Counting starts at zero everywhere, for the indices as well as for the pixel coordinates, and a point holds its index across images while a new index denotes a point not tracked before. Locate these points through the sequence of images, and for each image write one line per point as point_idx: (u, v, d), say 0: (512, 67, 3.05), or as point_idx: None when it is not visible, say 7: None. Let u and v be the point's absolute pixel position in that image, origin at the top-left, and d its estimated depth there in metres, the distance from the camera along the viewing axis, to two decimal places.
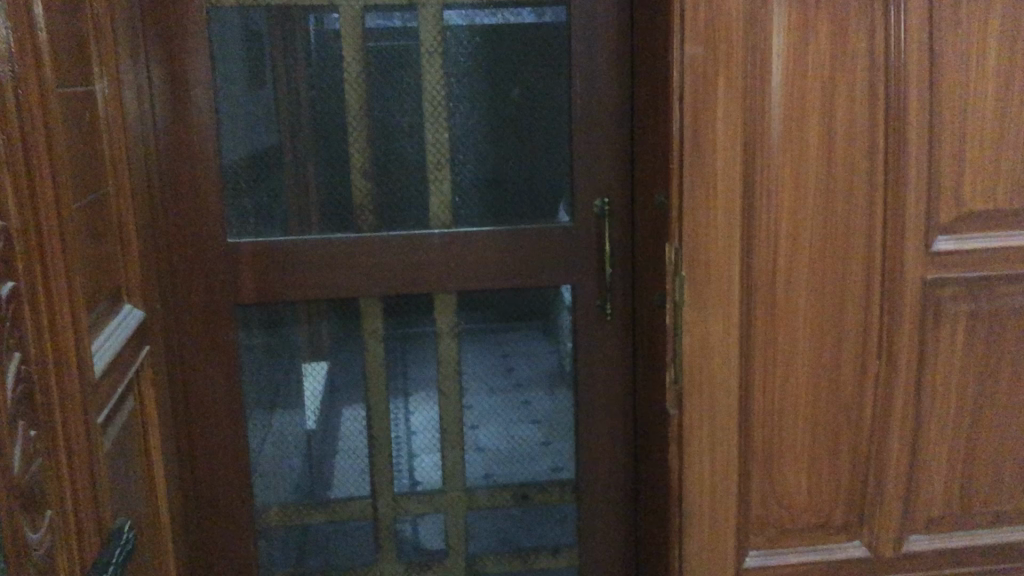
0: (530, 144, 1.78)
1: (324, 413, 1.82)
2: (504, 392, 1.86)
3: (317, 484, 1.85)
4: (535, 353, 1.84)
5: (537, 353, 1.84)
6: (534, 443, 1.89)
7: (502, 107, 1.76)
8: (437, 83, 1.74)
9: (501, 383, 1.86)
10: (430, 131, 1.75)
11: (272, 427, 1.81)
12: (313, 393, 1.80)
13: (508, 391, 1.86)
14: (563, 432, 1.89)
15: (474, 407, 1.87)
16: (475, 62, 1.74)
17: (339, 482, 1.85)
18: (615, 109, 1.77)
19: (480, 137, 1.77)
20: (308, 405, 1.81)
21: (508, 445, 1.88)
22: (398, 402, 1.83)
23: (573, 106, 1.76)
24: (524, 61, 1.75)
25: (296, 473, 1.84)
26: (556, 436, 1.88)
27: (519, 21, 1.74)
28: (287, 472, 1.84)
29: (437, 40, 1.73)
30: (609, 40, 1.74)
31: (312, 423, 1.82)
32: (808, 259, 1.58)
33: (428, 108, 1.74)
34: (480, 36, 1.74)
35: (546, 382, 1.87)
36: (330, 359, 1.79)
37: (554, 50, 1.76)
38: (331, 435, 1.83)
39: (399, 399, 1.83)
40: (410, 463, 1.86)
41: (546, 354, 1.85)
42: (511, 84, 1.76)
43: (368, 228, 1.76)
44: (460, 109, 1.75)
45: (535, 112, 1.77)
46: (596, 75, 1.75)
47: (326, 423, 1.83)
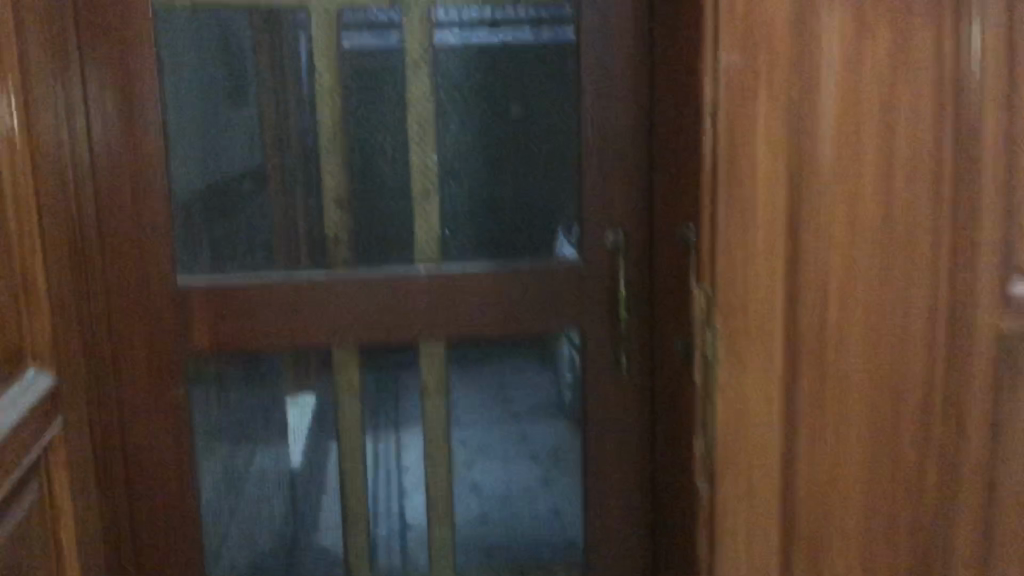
0: (531, 169, 1.54)
1: (311, 452, 1.56)
2: (507, 447, 1.60)
3: (298, 539, 1.58)
4: (541, 402, 1.60)
5: (543, 403, 1.60)
6: (540, 507, 1.63)
7: (500, 127, 1.52)
8: (424, 98, 1.49)
9: (504, 437, 1.60)
10: (415, 153, 1.50)
11: (252, 466, 1.55)
12: (299, 427, 1.55)
13: (512, 446, 1.60)
14: (572, 500, 1.62)
15: (473, 464, 1.60)
16: (468, 75, 1.50)
17: (324, 535, 1.58)
18: (632, 127, 1.52)
19: (473, 159, 1.52)
20: (293, 439, 1.55)
21: (510, 510, 1.62)
22: (388, 448, 1.57)
23: (582, 125, 1.52)
24: (525, 74, 1.51)
25: (267, 542, 1.58)
26: (565, 501, 1.62)
27: (520, 27, 1.50)
28: (255, 540, 1.57)
29: (424, 49, 1.48)
30: (626, 48, 1.50)
31: (298, 460, 1.56)
32: (865, 308, 1.33)
33: (413, 128, 1.50)
34: (475, 44, 1.49)
35: (551, 443, 1.61)
36: (319, 392, 1.54)
37: (561, 60, 1.52)
38: (317, 479, 1.56)
39: (389, 434, 1.57)
40: (404, 518, 1.60)
41: (552, 407, 1.60)
42: (510, 101, 1.52)
43: (344, 265, 1.51)
44: (450, 129, 1.51)
45: (538, 132, 1.53)
46: (610, 88, 1.51)
47: (312, 464, 1.56)
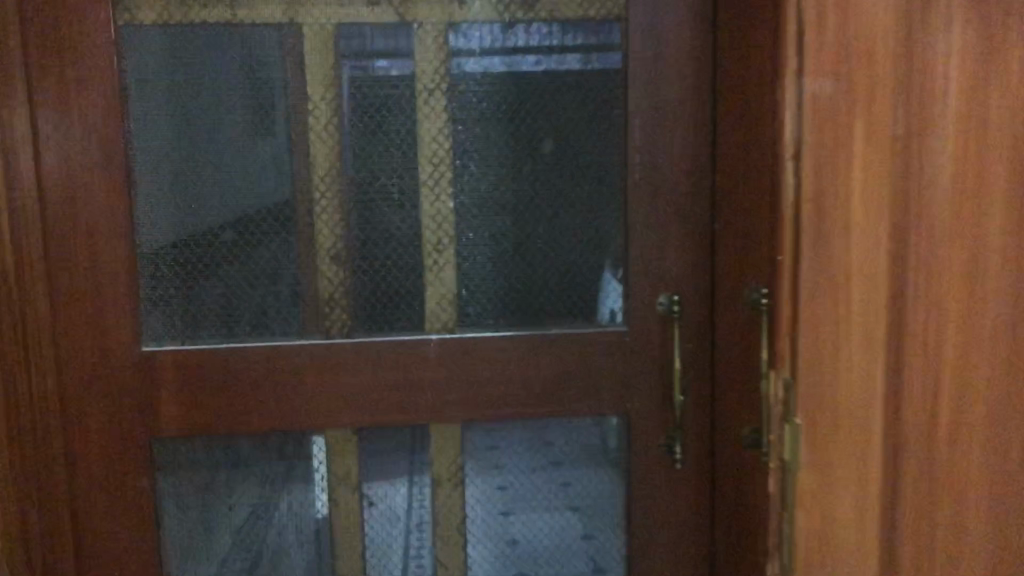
0: (566, 218, 1.27)
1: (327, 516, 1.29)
2: (551, 506, 1.32)
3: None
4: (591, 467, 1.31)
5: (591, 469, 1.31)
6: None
7: (528, 168, 1.26)
8: (439, 134, 1.25)
9: (550, 492, 1.32)
10: (427, 199, 1.26)
11: (261, 522, 1.29)
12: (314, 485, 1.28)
13: (557, 505, 1.32)
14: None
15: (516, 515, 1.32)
16: (492, 106, 1.25)
17: None
18: (691, 168, 1.26)
19: (497, 206, 1.27)
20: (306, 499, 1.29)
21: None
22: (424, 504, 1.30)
23: (628, 166, 1.26)
24: (560, 105, 1.26)
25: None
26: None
27: (556, 50, 1.25)
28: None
29: (439, 78, 1.24)
30: (684, 76, 1.25)
31: (314, 525, 1.29)
32: (984, 400, 1.06)
33: (424, 168, 1.25)
34: (500, 69, 1.25)
35: (590, 525, 1.33)
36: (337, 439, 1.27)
37: (604, 88, 1.26)
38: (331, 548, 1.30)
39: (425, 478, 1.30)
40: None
41: (602, 473, 1.32)
42: (541, 137, 1.26)
43: (340, 331, 1.26)
44: (469, 170, 1.26)
45: (574, 174, 1.27)
46: (663, 122, 1.25)
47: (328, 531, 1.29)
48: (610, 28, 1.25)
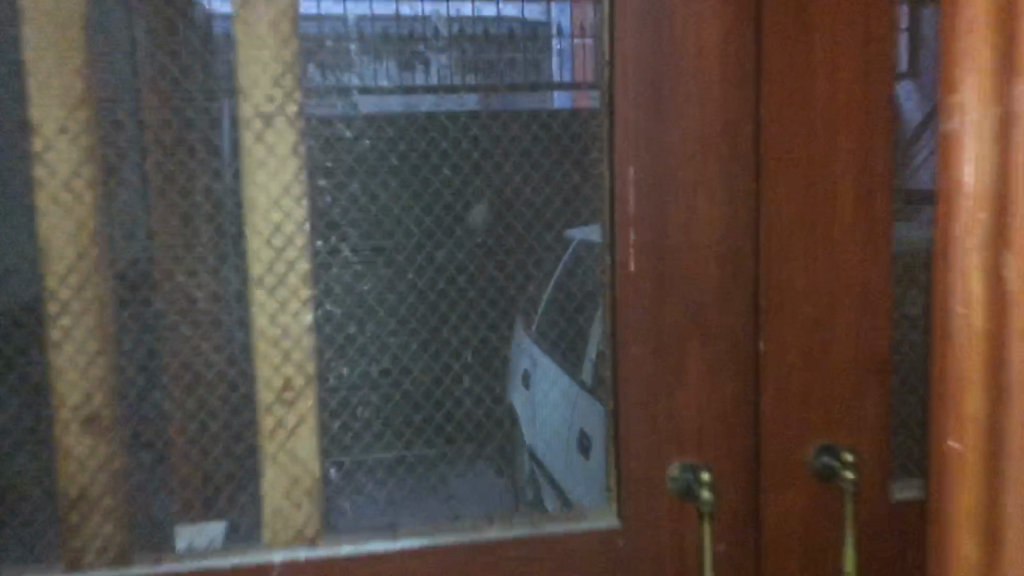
0: (507, 340, 0.74)
1: None
2: None
3: None
4: None
5: None
6: None
7: (443, 253, 0.73)
8: (284, 195, 0.70)
9: None
10: (260, 312, 0.71)
11: None
12: None
13: None
14: None
15: None
16: (376, 145, 0.71)
17: None
18: (724, 252, 0.75)
19: (391, 321, 0.72)
20: None
21: None
22: None
23: (616, 249, 0.74)
24: (496, 144, 0.73)
25: None
26: None
27: (485, 50, 0.72)
28: None
29: (282, 94, 0.70)
30: (705, 96, 0.73)
31: None
32: None
33: (258, 254, 0.70)
34: (390, 80, 0.71)
35: None
36: None
37: (569, 118, 0.73)
38: None
39: None
40: None
41: None
42: (465, 200, 0.72)
43: (104, 552, 0.70)
44: (342, 259, 0.71)
45: (522, 266, 0.74)
46: (675, 176, 0.74)
47: None
48: (564, 16, 0.73)
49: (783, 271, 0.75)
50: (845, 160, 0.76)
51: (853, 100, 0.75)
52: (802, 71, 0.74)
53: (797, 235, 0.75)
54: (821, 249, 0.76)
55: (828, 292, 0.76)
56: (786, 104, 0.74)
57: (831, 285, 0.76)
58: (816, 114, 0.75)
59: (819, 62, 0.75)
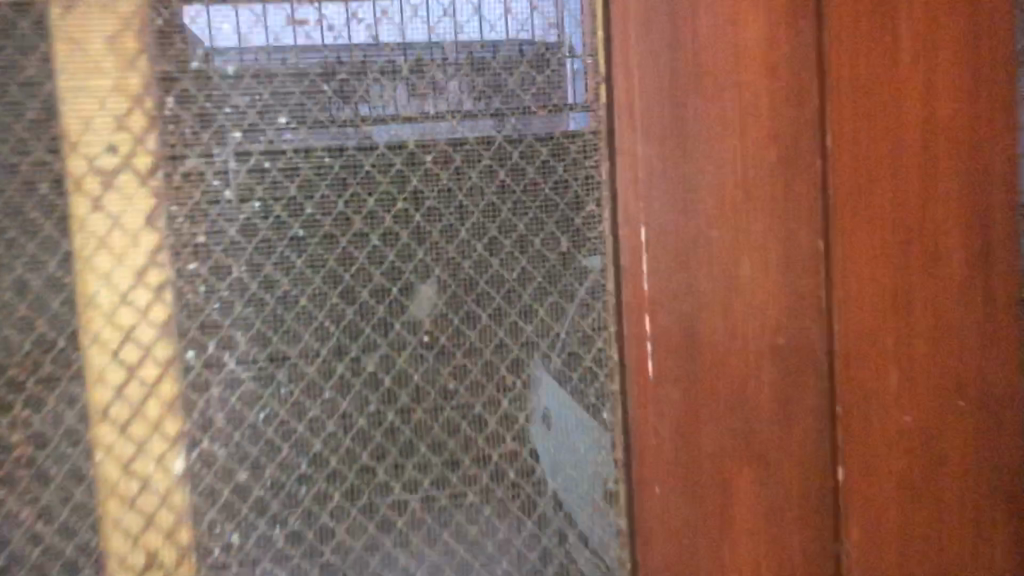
0: (473, 480, 0.51)
1: None
2: None
3: None
4: None
5: None
6: None
7: (375, 360, 0.50)
8: (136, 287, 0.48)
9: None
10: (107, 458, 0.48)
11: None
12: None
13: None
14: None
15: None
16: (268, 208, 0.48)
17: None
18: (784, 344, 0.52)
19: (303, 462, 0.50)
20: None
21: None
22: None
23: (627, 346, 0.51)
24: (448, 199, 0.50)
25: None
26: None
27: (427, 66, 0.50)
28: None
29: (130, 140, 0.47)
30: (747, 120, 0.51)
31: None
32: None
33: (100, 375, 0.48)
34: (286, 113, 0.48)
35: None
36: None
37: (551, 156, 0.50)
38: None
39: None
40: None
41: None
42: (405, 281, 0.50)
43: None
44: (225, 375, 0.49)
45: (491, 372, 0.51)
46: (709, 238, 0.51)
47: None
48: (558, 6, 0.51)
49: (867, 366, 0.53)
50: (953, 204, 0.52)
51: (959, 118, 0.52)
52: (884, 79, 0.52)
53: (885, 314, 0.53)
54: (922, 336, 0.53)
55: (932, 394, 0.53)
56: (864, 125, 0.52)
57: (938, 384, 0.53)
58: (909, 142, 0.52)
59: (910, 64, 0.52)
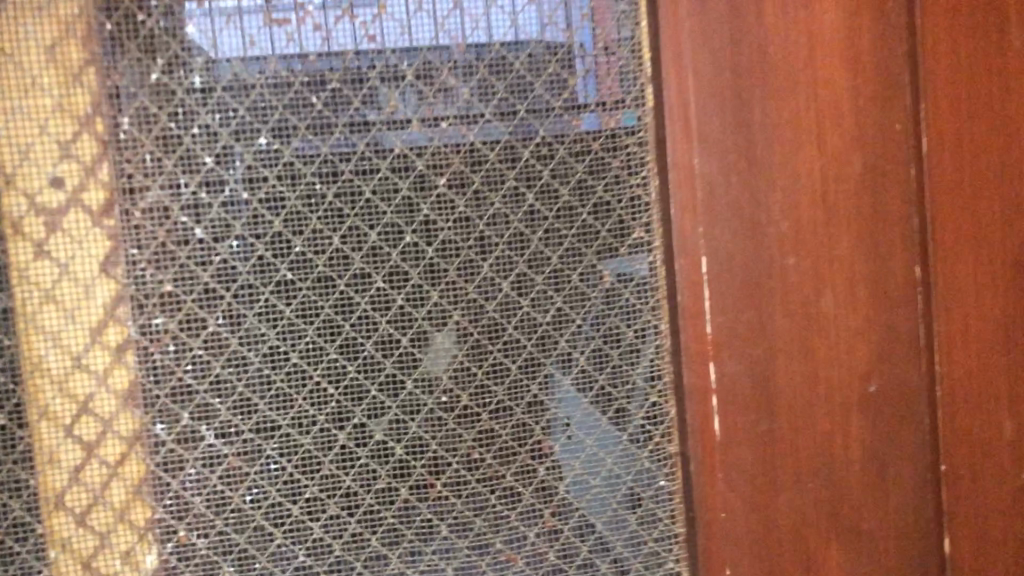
0: (506, 565, 0.43)
1: None
2: None
3: None
4: None
5: None
6: None
7: (384, 426, 0.41)
8: (92, 348, 0.40)
9: None
10: (64, 554, 0.40)
11: None
12: None
13: None
14: None
15: None
16: (249, 247, 0.40)
17: None
18: (878, 392, 0.43)
19: (301, 552, 0.41)
20: None
21: None
22: None
23: (689, 400, 0.42)
24: (466, 230, 0.41)
25: None
26: None
27: (436, 69, 0.41)
28: None
29: (78, 171, 0.39)
30: (826, 124, 0.42)
31: None
32: None
33: (51, 455, 0.40)
34: (268, 131, 0.40)
35: None
36: None
37: (589, 175, 0.42)
38: None
39: None
40: None
41: None
42: (417, 329, 0.41)
43: None
44: (202, 451, 0.40)
45: (523, 436, 0.42)
46: (785, 268, 0.42)
47: None
48: None
49: (975, 415, 0.44)
50: None
51: None
52: (989, 70, 0.43)
53: (995, 352, 0.44)
54: None
55: None
56: (966, 127, 0.43)
57: None
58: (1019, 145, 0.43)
59: (1023, 51, 0.43)
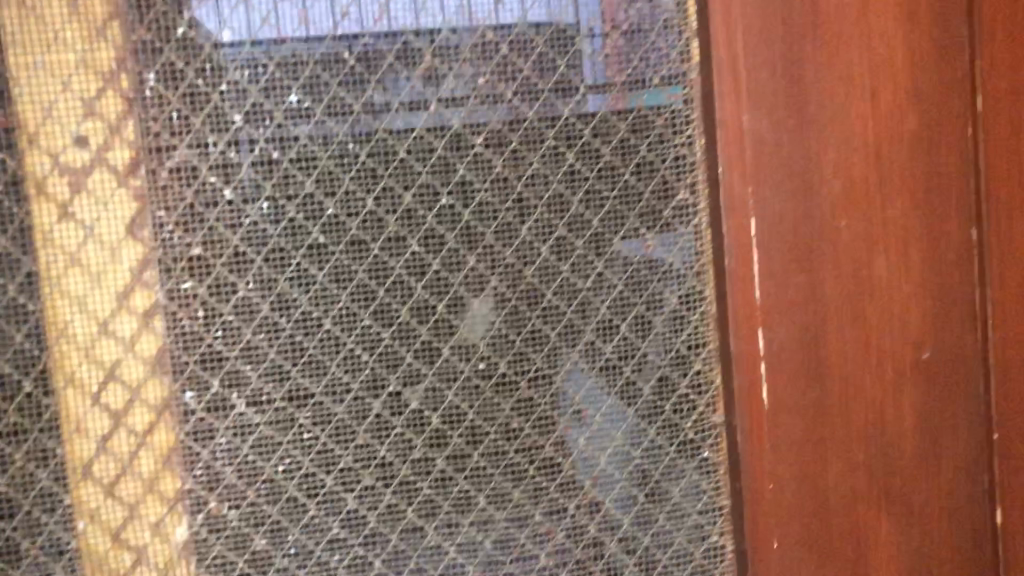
0: (545, 538, 0.41)
1: None
2: None
3: None
4: None
5: None
6: None
7: (420, 394, 0.40)
8: (119, 313, 0.38)
9: None
10: (92, 526, 0.39)
11: None
12: None
13: None
14: None
15: None
16: (280, 210, 0.38)
17: None
18: (931, 359, 0.41)
19: (335, 524, 0.40)
20: None
21: None
22: None
23: (736, 367, 0.41)
24: (504, 191, 0.40)
25: None
26: None
27: (473, 22, 0.39)
28: None
29: (103, 129, 0.38)
30: (880, 81, 0.40)
31: None
32: None
33: (78, 424, 0.39)
34: (299, 88, 0.38)
35: None
36: None
37: (632, 133, 0.40)
38: None
39: None
40: None
41: None
42: (453, 295, 0.40)
43: None
44: (232, 421, 0.39)
45: (564, 407, 0.41)
46: (836, 231, 0.41)
47: None
48: None
49: None
50: None
51: None
52: None
53: None
54: None
55: None
56: None
57: None
58: None
59: None
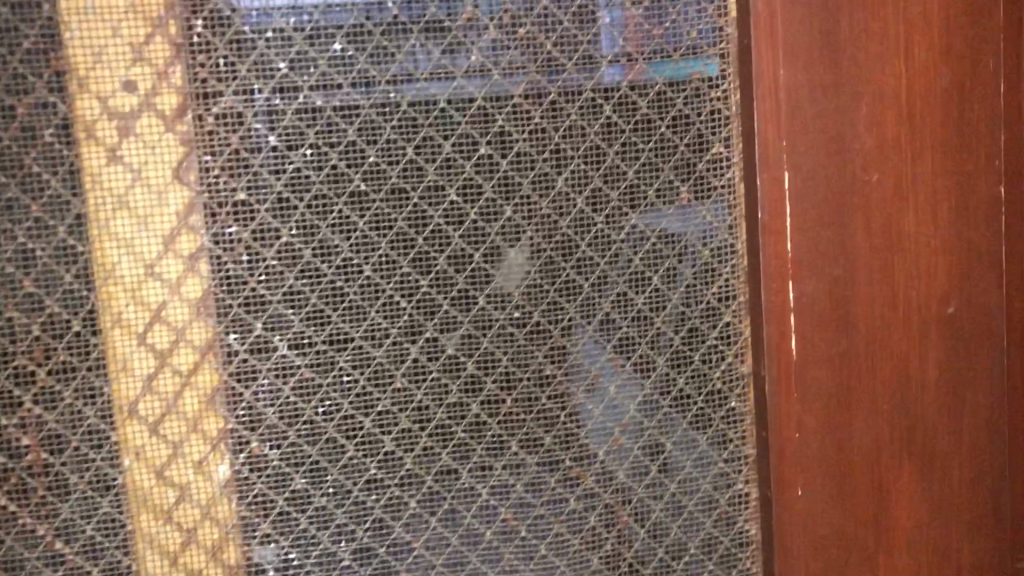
0: (575, 482, 0.42)
1: None
2: None
3: None
4: None
5: None
6: None
7: (457, 340, 0.41)
8: (164, 256, 0.39)
9: None
10: (137, 462, 0.40)
11: None
12: None
13: None
14: None
15: None
16: (323, 156, 0.39)
17: None
18: (954, 311, 0.43)
19: (371, 465, 0.41)
20: None
21: None
22: None
23: (766, 318, 0.42)
24: (541, 142, 0.40)
25: None
26: None
27: None
28: None
29: (150, 75, 0.38)
30: (913, 39, 0.41)
31: None
32: None
33: (125, 363, 0.40)
34: (342, 36, 0.39)
35: None
36: None
37: (668, 87, 0.41)
38: None
39: None
40: None
41: None
42: (490, 245, 0.41)
43: None
44: (274, 363, 0.40)
45: (596, 355, 0.42)
46: (866, 186, 0.42)
47: None
48: None
49: None
50: None
51: None
52: None
53: None
54: None
55: None
56: None
57: None
58: None
59: None
